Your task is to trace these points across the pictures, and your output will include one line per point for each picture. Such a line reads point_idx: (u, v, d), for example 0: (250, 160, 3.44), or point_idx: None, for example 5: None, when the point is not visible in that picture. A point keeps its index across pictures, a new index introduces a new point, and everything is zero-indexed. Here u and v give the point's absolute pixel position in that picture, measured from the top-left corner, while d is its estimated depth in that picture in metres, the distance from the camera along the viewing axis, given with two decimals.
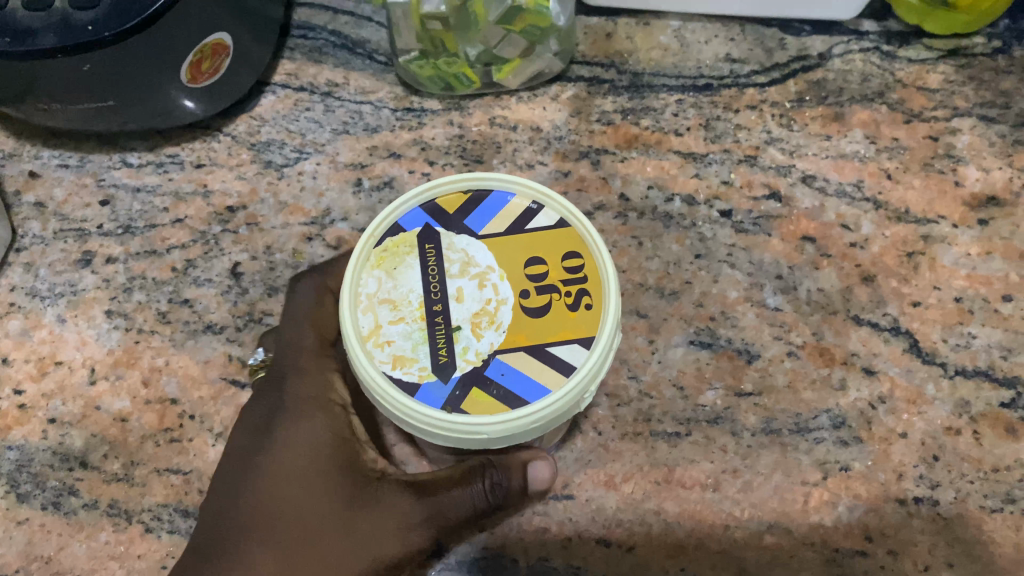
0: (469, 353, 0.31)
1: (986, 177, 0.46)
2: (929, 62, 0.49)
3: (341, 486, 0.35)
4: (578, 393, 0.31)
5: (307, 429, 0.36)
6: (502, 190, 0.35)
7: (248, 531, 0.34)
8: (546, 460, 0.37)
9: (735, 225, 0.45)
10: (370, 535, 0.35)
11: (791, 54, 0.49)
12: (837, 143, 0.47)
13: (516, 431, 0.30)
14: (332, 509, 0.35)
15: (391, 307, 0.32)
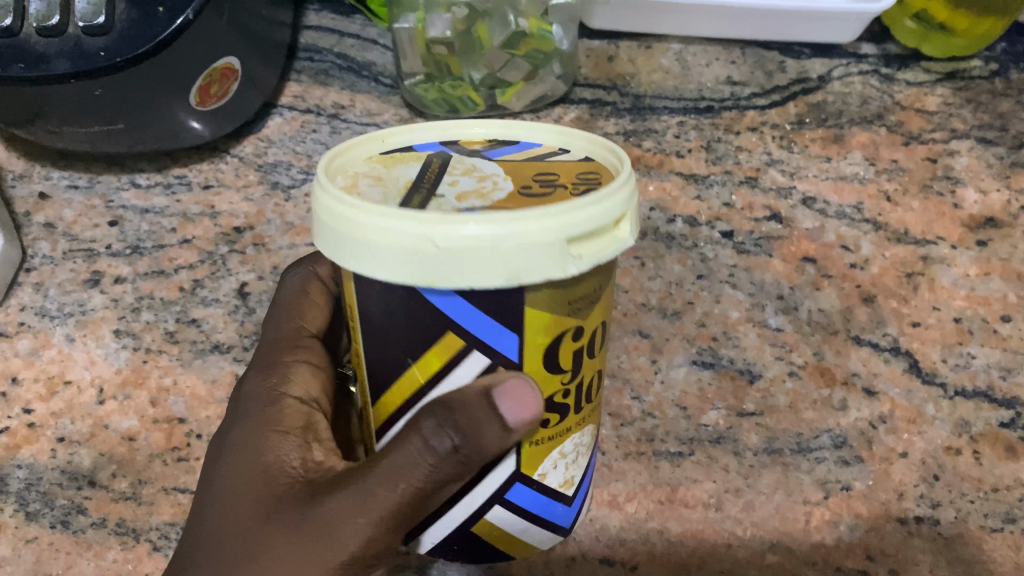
0: (444, 204, 0.25)
1: (984, 200, 0.46)
2: (926, 85, 0.51)
3: (271, 486, 0.30)
4: (568, 238, 0.24)
5: (251, 427, 0.33)
6: (531, 141, 0.32)
7: (190, 550, 0.30)
8: (522, 379, 0.27)
9: (736, 246, 0.46)
10: (294, 537, 0.28)
11: (791, 77, 0.51)
12: (837, 164, 0.48)
13: (474, 245, 0.23)
14: (260, 510, 0.29)
15: (374, 180, 0.27)
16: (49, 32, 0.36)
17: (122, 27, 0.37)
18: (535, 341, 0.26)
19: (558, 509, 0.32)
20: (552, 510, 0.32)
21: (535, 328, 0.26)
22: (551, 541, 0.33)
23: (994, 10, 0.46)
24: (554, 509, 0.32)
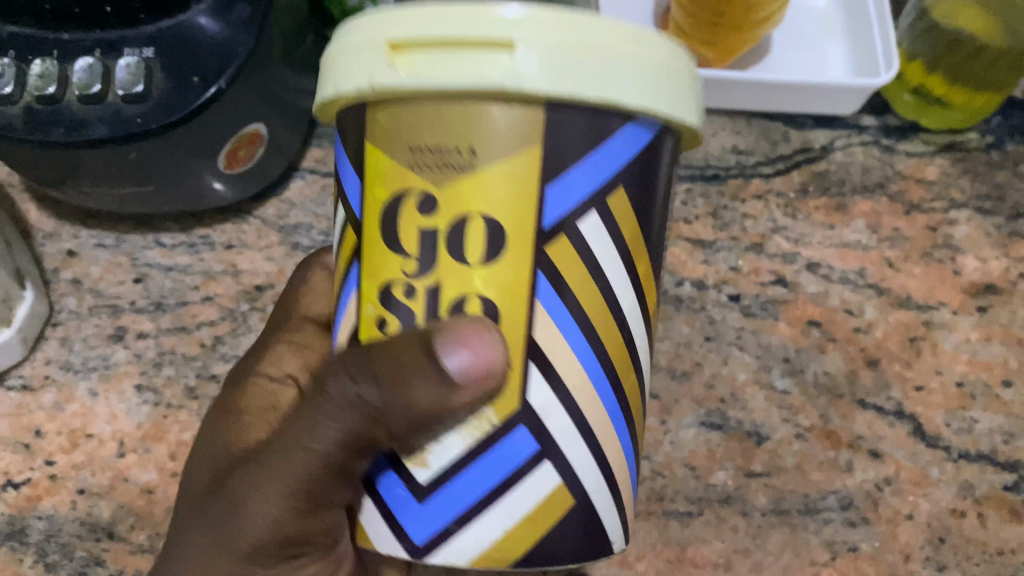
0: None
1: (984, 267, 0.48)
2: (926, 156, 0.51)
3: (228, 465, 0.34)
4: (386, 41, 0.25)
5: (211, 425, 0.38)
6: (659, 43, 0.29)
7: (171, 534, 0.35)
8: (461, 334, 0.25)
9: (743, 309, 0.47)
10: (237, 500, 0.32)
11: (795, 146, 0.51)
12: (841, 232, 0.48)
13: (337, 44, 0.28)
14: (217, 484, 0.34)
15: None
16: (90, 99, 0.39)
17: (159, 94, 0.39)
18: (371, 192, 0.27)
19: (402, 494, 0.28)
20: (391, 490, 0.28)
21: (372, 169, 0.27)
22: (397, 551, 0.28)
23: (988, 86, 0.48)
24: (398, 490, 0.28)
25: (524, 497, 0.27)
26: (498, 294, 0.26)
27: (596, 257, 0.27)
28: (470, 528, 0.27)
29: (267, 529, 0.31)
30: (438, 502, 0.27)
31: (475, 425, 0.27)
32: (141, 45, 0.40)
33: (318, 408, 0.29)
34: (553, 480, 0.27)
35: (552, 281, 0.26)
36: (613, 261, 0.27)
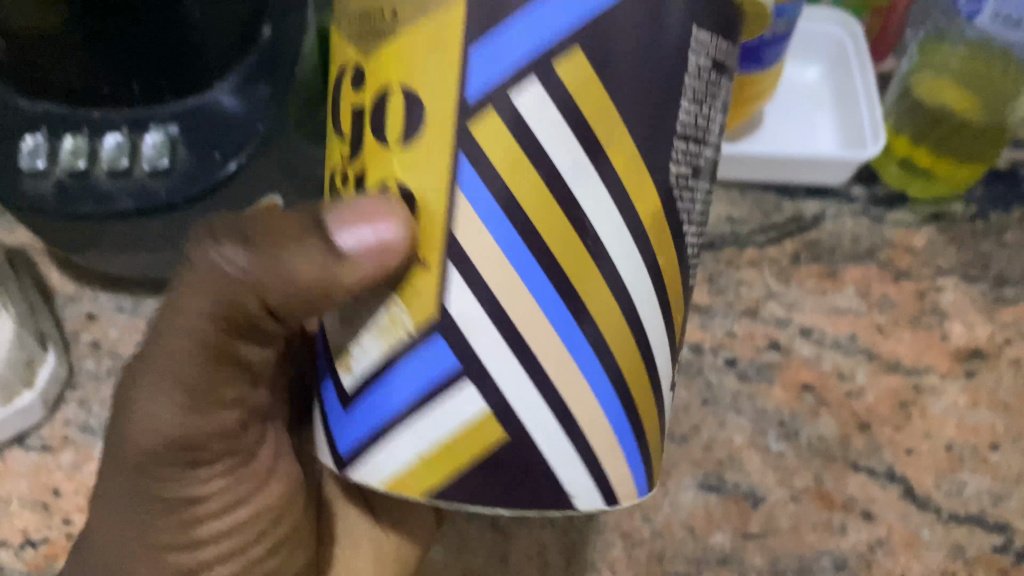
0: None
1: (971, 333, 0.49)
2: (913, 225, 0.53)
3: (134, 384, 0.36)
4: None
5: None
6: None
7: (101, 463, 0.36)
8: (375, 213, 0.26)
9: (739, 373, 0.48)
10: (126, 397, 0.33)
11: (787, 216, 0.53)
12: (832, 298, 0.50)
13: None
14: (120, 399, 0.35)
15: None
16: (117, 174, 0.41)
17: (183, 167, 0.42)
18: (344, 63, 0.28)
19: (339, 408, 0.29)
20: (332, 401, 0.29)
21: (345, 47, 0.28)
22: (333, 463, 0.30)
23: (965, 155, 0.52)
24: (335, 398, 0.29)
25: (437, 410, 0.27)
26: (409, 170, 0.26)
27: (537, 136, 0.24)
28: (390, 444, 0.28)
29: (161, 434, 0.32)
30: (361, 412, 0.28)
31: (392, 332, 0.27)
32: (165, 121, 0.42)
33: (182, 288, 0.31)
34: (478, 407, 0.26)
35: (472, 163, 0.25)
36: (565, 145, 0.25)
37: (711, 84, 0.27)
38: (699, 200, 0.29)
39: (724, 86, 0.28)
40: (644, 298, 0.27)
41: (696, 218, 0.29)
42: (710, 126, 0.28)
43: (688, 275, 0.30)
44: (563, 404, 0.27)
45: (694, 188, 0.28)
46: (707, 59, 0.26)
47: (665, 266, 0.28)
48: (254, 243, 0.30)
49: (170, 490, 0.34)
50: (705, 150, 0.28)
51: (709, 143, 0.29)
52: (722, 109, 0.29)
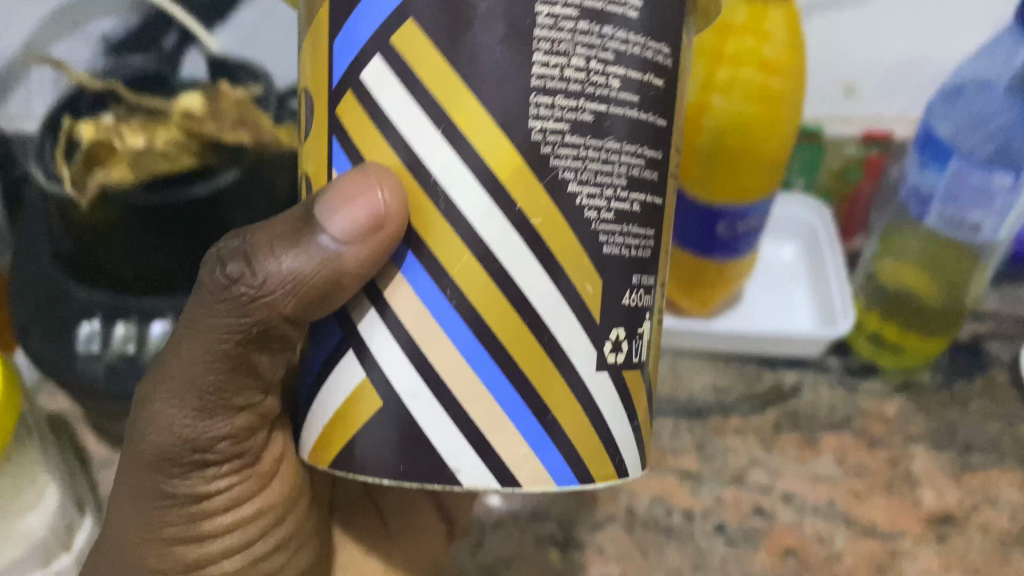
0: None
1: (940, 500, 0.52)
2: (886, 395, 0.58)
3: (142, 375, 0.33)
4: None
5: None
6: None
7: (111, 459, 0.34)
8: (343, 200, 0.27)
9: (726, 538, 0.49)
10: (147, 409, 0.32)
11: (768, 385, 0.59)
12: (810, 465, 0.54)
13: None
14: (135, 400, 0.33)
15: None
16: None
17: None
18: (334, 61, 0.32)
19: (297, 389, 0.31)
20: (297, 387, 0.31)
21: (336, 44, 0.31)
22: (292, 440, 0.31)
23: (935, 327, 0.57)
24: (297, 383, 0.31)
25: (324, 389, 0.29)
26: (313, 153, 0.29)
27: (383, 108, 0.26)
28: (313, 416, 0.29)
29: (177, 436, 0.32)
30: (303, 384, 0.30)
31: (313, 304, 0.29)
32: None
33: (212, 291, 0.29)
34: (360, 376, 0.27)
35: (342, 144, 0.27)
36: (421, 123, 0.26)
37: (587, 30, 0.25)
38: (604, 158, 0.26)
39: (621, 31, 0.26)
40: (522, 266, 0.26)
41: (605, 185, 0.27)
42: (595, 78, 0.25)
43: (602, 249, 0.27)
44: (440, 379, 0.27)
45: (580, 146, 0.26)
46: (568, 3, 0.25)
47: (547, 227, 0.26)
48: (255, 256, 0.29)
49: (181, 489, 0.33)
50: (600, 105, 0.26)
51: (606, 103, 0.26)
52: (635, 60, 0.26)
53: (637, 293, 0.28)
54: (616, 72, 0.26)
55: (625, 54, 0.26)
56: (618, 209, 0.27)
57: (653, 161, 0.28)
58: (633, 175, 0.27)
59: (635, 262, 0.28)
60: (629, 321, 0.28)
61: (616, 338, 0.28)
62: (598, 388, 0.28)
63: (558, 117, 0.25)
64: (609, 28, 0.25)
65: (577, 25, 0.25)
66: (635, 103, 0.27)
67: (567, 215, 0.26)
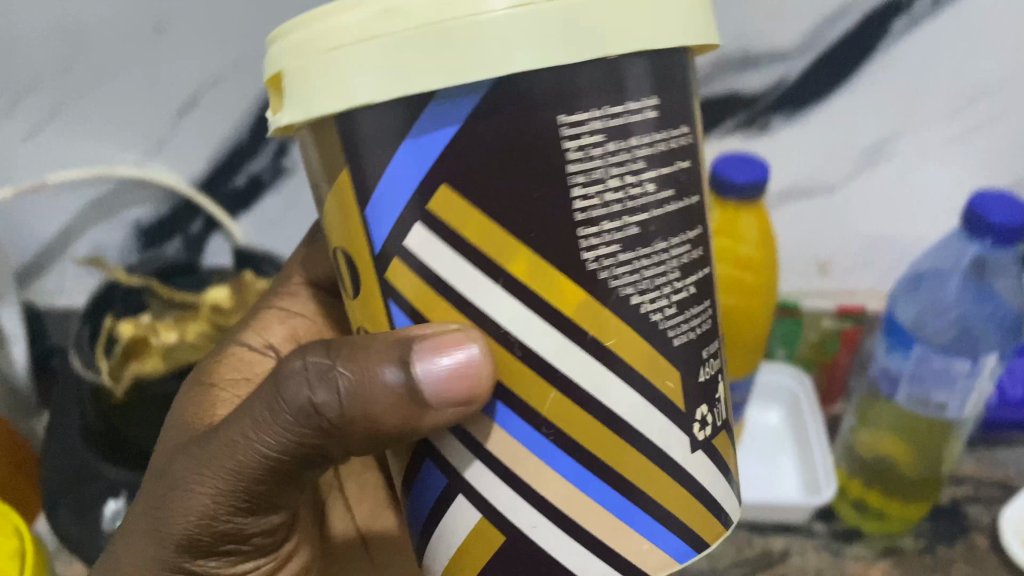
0: None
1: None
2: (871, 558, 0.60)
3: (187, 454, 0.37)
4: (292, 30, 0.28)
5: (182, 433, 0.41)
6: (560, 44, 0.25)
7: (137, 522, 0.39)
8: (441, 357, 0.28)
9: None
10: (186, 494, 0.36)
11: (758, 551, 0.61)
12: None
13: None
14: (171, 479, 0.37)
15: None
16: None
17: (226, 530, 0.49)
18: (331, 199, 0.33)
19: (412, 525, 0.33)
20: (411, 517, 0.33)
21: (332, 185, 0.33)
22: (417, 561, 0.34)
23: (910, 494, 0.60)
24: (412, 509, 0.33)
25: (436, 527, 0.31)
26: (367, 315, 0.31)
27: (429, 262, 0.28)
28: (439, 549, 0.32)
29: (206, 524, 0.37)
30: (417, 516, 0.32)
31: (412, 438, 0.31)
32: None
33: (271, 406, 0.33)
34: (476, 518, 0.30)
35: (399, 305, 0.30)
36: (472, 274, 0.28)
37: (613, 151, 0.27)
38: (658, 259, 0.28)
39: (646, 141, 0.27)
40: (607, 387, 0.28)
41: (665, 287, 0.29)
42: (633, 194, 0.27)
43: (672, 340, 0.29)
44: (557, 508, 0.29)
45: (634, 262, 0.28)
46: (593, 131, 0.26)
47: (621, 344, 0.28)
48: (337, 383, 0.31)
49: (205, 564, 0.39)
50: (644, 213, 0.28)
51: (647, 210, 0.28)
52: (661, 159, 0.28)
53: (708, 365, 0.31)
54: (649, 180, 0.28)
55: (653, 155, 0.28)
56: (680, 298, 0.29)
57: (698, 237, 0.30)
58: (687, 259, 0.29)
59: (702, 339, 0.30)
60: (707, 394, 0.31)
61: (701, 416, 0.31)
62: (694, 462, 0.31)
63: (608, 242, 0.27)
64: (634, 140, 0.27)
65: (600, 150, 0.26)
66: (672, 195, 0.28)
67: (636, 326, 0.28)
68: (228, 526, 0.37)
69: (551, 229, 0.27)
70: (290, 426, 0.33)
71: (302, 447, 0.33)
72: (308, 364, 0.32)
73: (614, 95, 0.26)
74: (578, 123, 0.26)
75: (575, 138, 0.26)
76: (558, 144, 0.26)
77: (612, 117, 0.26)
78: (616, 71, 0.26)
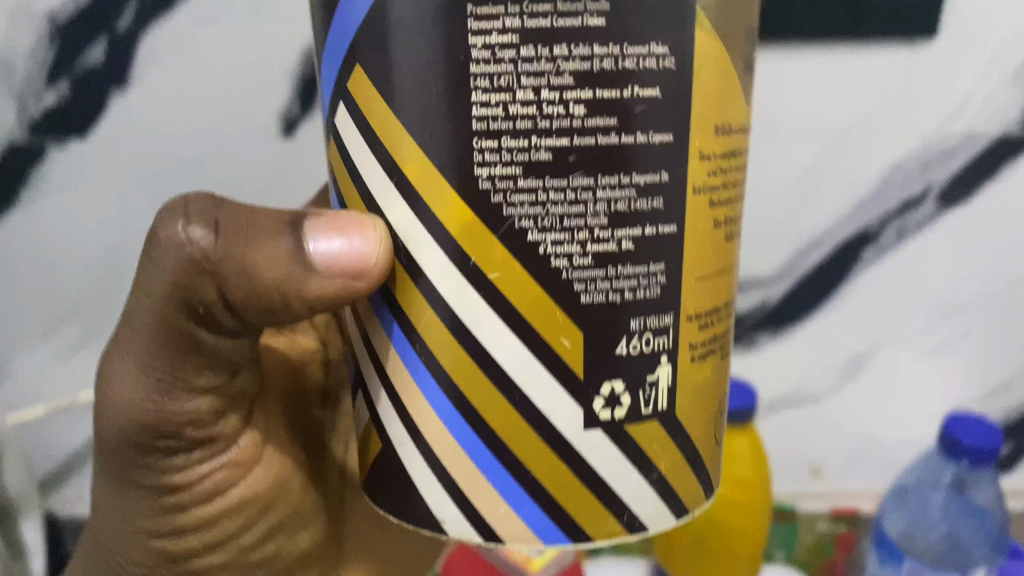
0: None
1: None
2: None
3: (112, 349, 0.46)
4: None
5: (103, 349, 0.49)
6: None
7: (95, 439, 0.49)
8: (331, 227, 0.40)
9: None
10: (118, 382, 0.46)
11: None
12: None
13: None
14: (104, 380, 0.46)
15: None
16: None
17: None
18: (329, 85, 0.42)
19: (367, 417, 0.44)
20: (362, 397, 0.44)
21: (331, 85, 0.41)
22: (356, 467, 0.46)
23: None
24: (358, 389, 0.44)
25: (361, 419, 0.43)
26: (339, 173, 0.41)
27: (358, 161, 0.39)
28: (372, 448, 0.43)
29: (135, 414, 0.46)
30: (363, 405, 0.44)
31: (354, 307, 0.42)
32: None
33: (160, 270, 0.42)
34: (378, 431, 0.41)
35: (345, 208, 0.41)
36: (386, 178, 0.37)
37: (532, 54, 0.32)
38: (565, 190, 0.34)
39: (582, 45, 0.32)
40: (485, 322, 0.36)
41: (579, 229, 0.35)
42: (549, 111, 0.33)
43: (579, 297, 0.36)
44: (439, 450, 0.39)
45: (536, 189, 0.34)
46: (505, 29, 0.32)
47: (504, 279, 0.36)
48: (223, 232, 0.41)
49: (157, 467, 0.49)
50: (559, 138, 0.33)
51: (568, 135, 0.33)
52: (596, 80, 0.33)
53: (634, 338, 0.37)
54: (576, 101, 0.33)
55: (586, 70, 0.33)
56: (597, 249, 0.35)
57: (648, 183, 0.35)
58: (612, 207, 0.35)
59: (626, 303, 0.36)
60: (622, 371, 0.37)
61: (606, 393, 0.37)
62: (587, 441, 0.37)
63: (509, 163, 0.34)
64: (563, 46, 0.32)
65: (508, 53, 0.32)
66: (611, 124, 0.34)
67: (530, 257, 0.35)
68: (158, 417, 0.47)
69: (456, 133, 0.34)
70: (177, 280, 0.41)
71: (193, 303, 0.42)
72: (188, 219, 0.41)
73: None
74: (489, 16, 0.32)
75: (490, 28, 0.32)
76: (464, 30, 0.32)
77: (531, 19, 0.32)
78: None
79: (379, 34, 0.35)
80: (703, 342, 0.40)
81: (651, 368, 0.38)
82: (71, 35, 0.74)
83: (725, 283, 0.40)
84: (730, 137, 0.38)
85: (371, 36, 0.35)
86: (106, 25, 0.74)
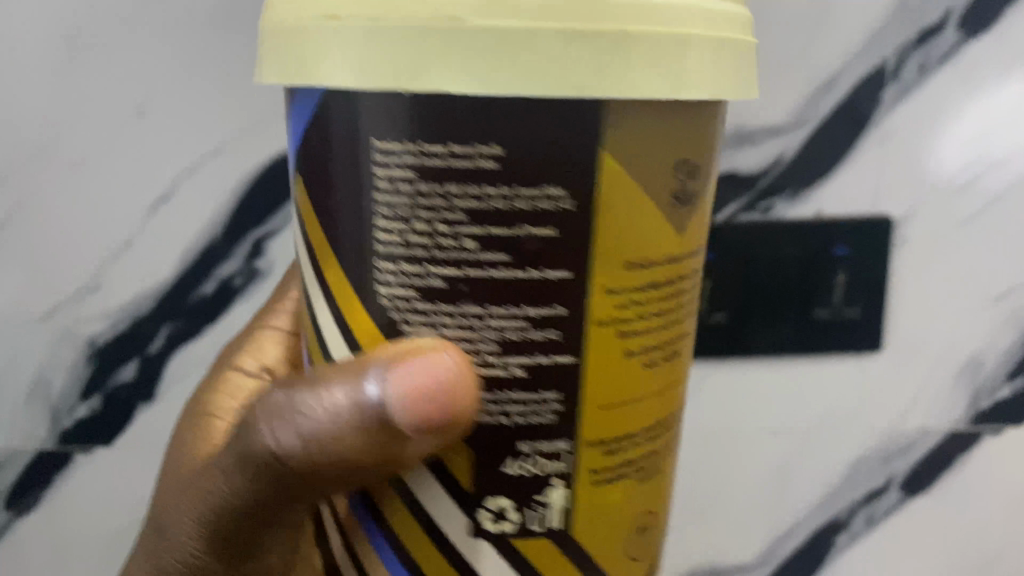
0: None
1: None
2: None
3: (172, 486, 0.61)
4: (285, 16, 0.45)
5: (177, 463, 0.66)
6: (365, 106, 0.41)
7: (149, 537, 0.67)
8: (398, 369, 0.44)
9: None
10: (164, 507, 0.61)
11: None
12: None
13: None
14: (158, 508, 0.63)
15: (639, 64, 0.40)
16: None
17: None
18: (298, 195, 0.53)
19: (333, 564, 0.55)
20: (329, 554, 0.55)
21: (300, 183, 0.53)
22: None
23: None
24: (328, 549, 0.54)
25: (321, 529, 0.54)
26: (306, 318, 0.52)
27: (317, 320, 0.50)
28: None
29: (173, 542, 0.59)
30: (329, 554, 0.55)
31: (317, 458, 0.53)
32: None
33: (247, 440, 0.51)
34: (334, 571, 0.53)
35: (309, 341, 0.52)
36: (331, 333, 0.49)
37: (426, 190, 0.41)
38: (459, 317, 0.43)
39: (472, 186, 0.40)
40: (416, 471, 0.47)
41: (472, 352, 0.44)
42: (440, 241, 0.42)
43: (480, 417, 0.45)
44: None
45: (427, 309, 0.44)
46: (400, 166, 0.41)
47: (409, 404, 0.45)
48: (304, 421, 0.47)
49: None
50: (449, 268, 0.42)
51: (460, 266, 0.42)
52: (484, 217, 0.41)
53: (521, 458, 0.45)
54: (466, 236, 0.41)
55: (475, 208, 0.41)
56: (485, 373, 0.44)
57: (541, 317, 0.43)
58: (503, 335, 0.43)
59: (516, 426, 0.45)
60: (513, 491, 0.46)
61: (494, 508, 0.46)
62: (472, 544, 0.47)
63: (404, 285, 0.43)
64: (452, 187, 0.40)
65: (403, 190, 0.42)
66: (503, 260, 0.42)
67: None
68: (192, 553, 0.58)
69: (362, 257, 0.44)
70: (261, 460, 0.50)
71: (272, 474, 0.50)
72: (278, 425, 0.48)
73: (437, 138, 0.40)
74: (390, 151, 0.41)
75: (389, 161, 0.41)
76: (366, 164, 0.42)
77: (424, 159, 0.40)
78: (441, 118, 0.39)
79: (309, 172, 0.46)
80: (615, 465, 0.47)
81: (538, 490, 0.46)
82: (106, 362, 0.89)
83: (651, 409, 0.48)
84: (649, 272, 0.45)
85: (306, 173, 0.47)
86: (138, 350, 0.89)
